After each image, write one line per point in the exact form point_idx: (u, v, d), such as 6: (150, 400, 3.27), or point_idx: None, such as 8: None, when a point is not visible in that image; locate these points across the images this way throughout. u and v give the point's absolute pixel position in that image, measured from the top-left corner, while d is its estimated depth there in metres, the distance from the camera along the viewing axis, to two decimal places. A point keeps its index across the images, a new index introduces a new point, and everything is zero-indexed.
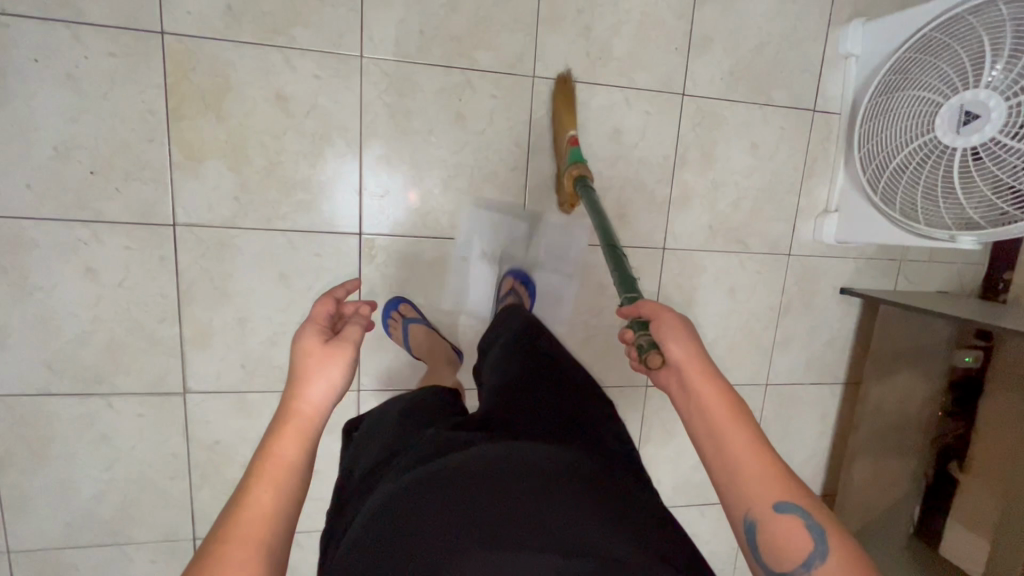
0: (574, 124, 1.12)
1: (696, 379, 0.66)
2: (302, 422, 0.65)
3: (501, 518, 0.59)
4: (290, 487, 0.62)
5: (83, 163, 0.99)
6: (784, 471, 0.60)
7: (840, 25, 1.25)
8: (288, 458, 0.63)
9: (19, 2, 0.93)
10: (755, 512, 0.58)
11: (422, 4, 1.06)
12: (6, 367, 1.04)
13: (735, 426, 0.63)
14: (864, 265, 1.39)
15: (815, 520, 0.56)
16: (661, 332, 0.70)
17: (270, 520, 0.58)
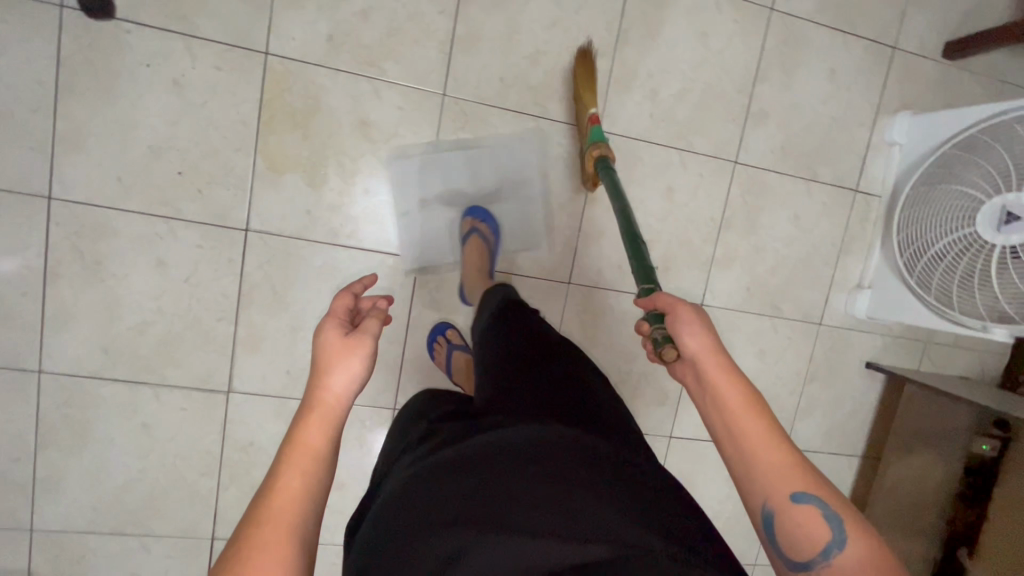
0: (594, 100, 1.10)
1: (714, 374, 0.69)
2: (325, 412, 0.62)
3: (521, 491, 0.59)
4: (317, 474, 0.59)
5: (173, 164, 1.05)
6: (800, 460, 0.63)
7: (887, 114, 1.33)
8: (315, 446, 0.60)
9: (142, 12, 1.00)
10: (773, 502, 0.60)
11: (506, 54, 1.14)
12: (65, 347, 1.07)
13: (753, 419, 0.65)
14: (890, 342, 1.44)
15: (830, 509, 0.58)
16: (678, 327, 0.72)
17: (300, 510, 0.56)
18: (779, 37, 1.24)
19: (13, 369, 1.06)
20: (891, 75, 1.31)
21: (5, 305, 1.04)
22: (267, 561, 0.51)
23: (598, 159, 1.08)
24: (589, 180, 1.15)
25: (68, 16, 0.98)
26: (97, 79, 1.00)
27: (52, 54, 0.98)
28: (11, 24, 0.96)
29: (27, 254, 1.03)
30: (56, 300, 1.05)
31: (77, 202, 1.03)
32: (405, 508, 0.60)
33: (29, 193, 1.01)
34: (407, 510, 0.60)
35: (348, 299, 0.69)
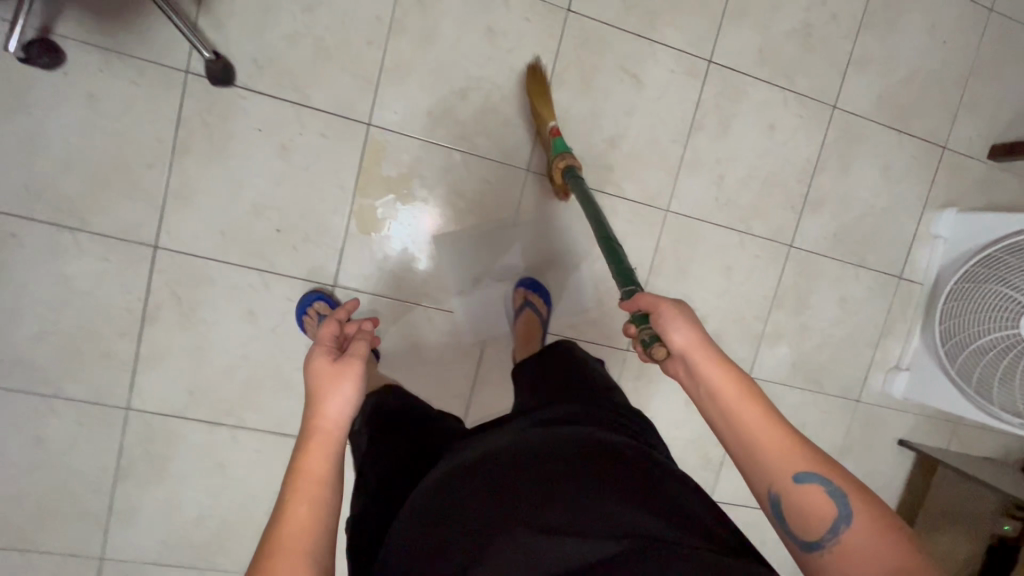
0: (551, 114, 1.10)
1: (704, 365, 0.69)
2: (324, 439, 0.63)
3: (541, 495, 0.59)
4: (323, 498, 0.59)
5: (271, 221, 1.11)
6: (801, 440, 0.64)
7: (934, 208, 1.40)
8: (316, 471, 0.60)
9: (260, 80, 1.06)
10: (778, 488, 0.61)
11: (589, 136, 1.21)
12: (153, 386, 1.12)
13: (749, 406, 0.66)
14: (922, 422, 1.49)
15: (833, 485, 0.59)
16: (663, 324, 0.73)
17: (312, 536, 0.56)
18: (839, 133, 1.32)
19: (103, 404, 1.12)
20: (939, 173, 1.38)
21: (103, 344, 1.10)
22: None
23: (564, 170, 1.08)
24: (559, 189, 1.16)
25: (192, 81, 1.04)
26: (211, 140, 1.07)
27: (173, 115, 1.05)
28: (139, 86, 1.03)
29: (129, 298, 1.09)
30: (151, 342, 1.11)
31: (180, 252, 1.09)
32: (434, 507, 0.61)
33: (138, 241, 1.07)
34: (436, 511, 0.61)
35: (334, 326, 0.74)
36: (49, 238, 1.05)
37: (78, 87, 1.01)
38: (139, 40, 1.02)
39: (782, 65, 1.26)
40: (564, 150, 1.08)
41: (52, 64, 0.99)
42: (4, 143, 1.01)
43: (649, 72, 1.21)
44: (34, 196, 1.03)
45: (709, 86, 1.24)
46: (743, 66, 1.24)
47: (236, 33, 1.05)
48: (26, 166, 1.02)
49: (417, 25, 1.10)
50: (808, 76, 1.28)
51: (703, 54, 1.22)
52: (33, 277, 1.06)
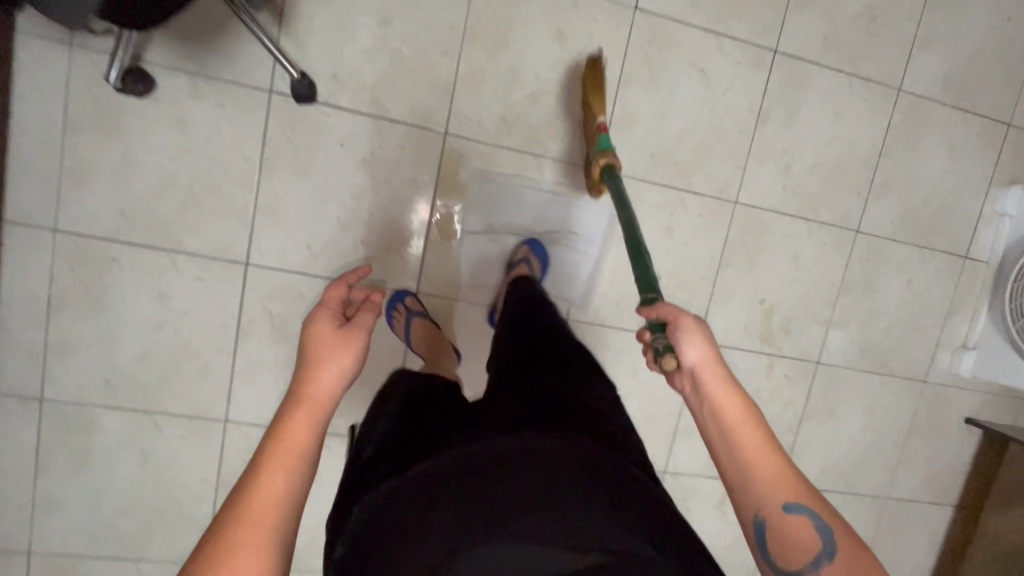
0: (604, 111, 1.09)
1: (710, 383, 0.69)
2: (312, 407, 0.62)
3: (511, 503, 0.57)
4: (300, 473, 0.58)
5: (356, 233, 1.14)
6: (794, 470, 0.64)
7: (999, 186, 1.39)
8: (298, 441, 0.59)
9: (341, 96, 1.09)
10: (764, 513, 0.62)
11: (658, 133, 1.22)
12: (249, 398, 1.16)
13: (751, 431, 0.66)
14: (989, 399, 1.50)
15: (821, 520, 0.60)
16: (680, 337, 0.70)
17: (278, 508, 0.55)
18: (904, 115, 1.31)
19: (202, 418, 1.15)
20: (1004, 150, 1.37)
21: (201, 360, 1.13)
22: (245, 560, 0.51)
23: (604, 167, 1.06)
24: (594, 188, 1.14)
25: (277, 100, 1.07)
26: (296, 157, 1.09)
27: (259, 134, 1.07)
28: (227, 107, 1.05)
29: (224, 314, 1.12)
30: (245, 356, 1.14)
31: (271, 268, 1.12)
32: (398, 512, 0.59)
33: (230, 259, 1.10)
34: (404, 508, 0.59)
35: (343, 289, 0.73)
36: (146, 260, 1.08)
37: (170, 113, 1.04)
38: (223, 62, 1.04)
39: (847, 51, 1.26)
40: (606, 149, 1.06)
41: (145, 91, 1.01)
42: (102, 170, 1.04)
43: (716, 65, 1.21)
44: (130, 221, 1.06)
45: (776, 76, 1.24)
46: (809, 54, 1.24)
47: (317, 50, 1.06)
48: (124, 191, 1.05)
49: (490, 32, 1.12)
50: (872, 61, 1.28)
51: (769, 44, 1.22)
52: (133, 299, 1.09)
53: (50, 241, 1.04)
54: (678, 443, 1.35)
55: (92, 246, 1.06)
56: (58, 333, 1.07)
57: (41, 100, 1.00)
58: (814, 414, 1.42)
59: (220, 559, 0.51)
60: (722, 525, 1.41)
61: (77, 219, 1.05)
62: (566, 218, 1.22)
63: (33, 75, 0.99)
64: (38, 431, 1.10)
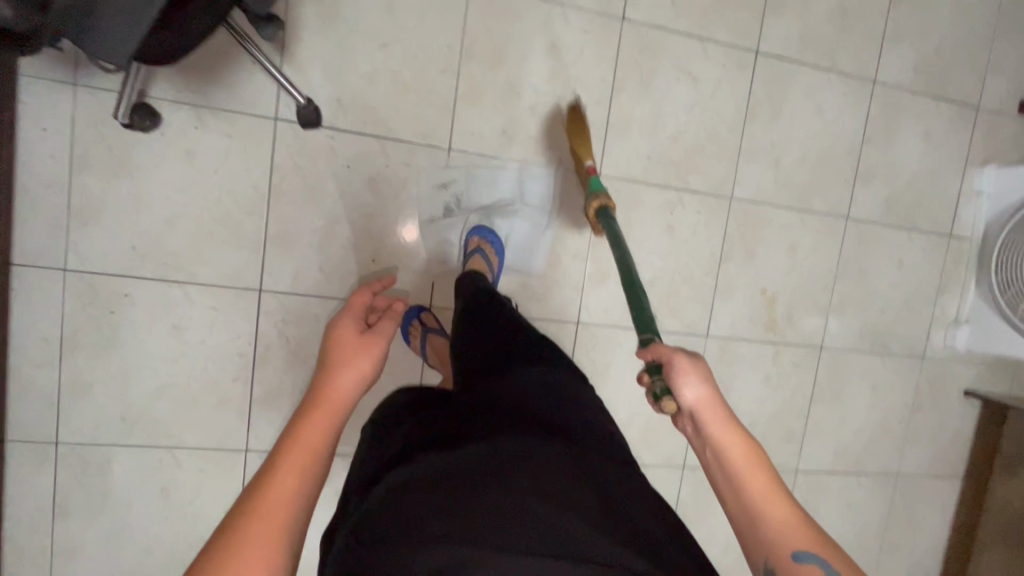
0: (590, 154, 1.10)
1: (713, 423, 0.67)
2: (331, 409, 0.63)
3: (503, 520, 0.56)
4: (313, 473, 0.58)
5: (368, 252, 1.16)
6: (805, 518, 0.62)
7: (974, 166, 1.47)
8: (317, 440, 0.60)
9: (345, 119, 1.11)
10: (774, 561, 0.59)
11: (653, 137, 1.26)
12: (268, 425, 1.15)
13: (755, 472, 0.65)
14: (984, 370, 1.55)
15: (833, 568, 0.57)
16: (676, 376, 0.69)
17: (288, 508, 0.55)
18: (880, 105, 1.38)
19: (222, 449, 1.14)
20: (976, 132, 1.45)
21: (218, 390, 1.12)
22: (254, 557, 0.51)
23: (599, 209, 1.04)
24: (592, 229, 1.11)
25: (283, 127, 1.08)
26: (304, 182, 1.11)
27: (267, 162, 1.09)
28: (233, 137, 1.07)
29: (240, 343, 1.12)
30: (263, 383, 1.14)
31: (286, 293, 1.13)
32: (389, 523, 0.56)
33: (244, 287, 1.11)
34: (394, 523, 0.55)
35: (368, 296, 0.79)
36: (159, 294, 1.08)
37: (176, 146, 1.05)
38: (228, 93, 1.05)
39: (823, 48, 1.33)
40: (598, 191, 1.06)
41: (152, 126, 1.02)
42: (110, 206, 1.04)
43: (703, 69, 1.27)
44: (141, 256, 1.06)
45: (760, 75, 1.30)
46: (788, 54, 1.31)
47: (320, 77, 1.09)
48: (134, 226, 1.05)
49: (485, 50, 1.16)
50: (848, 56, 1.34)
51: (751, 45, 1.28)
52: (147, 334, 1.08)
53: (60, 282, 1.04)
54: None
55: (104, 284, 1.05)
56: (71, 374, 1.06)
57: (46, 141, 1.00)
58: (822, 398, 1.45)
59: (234, 551, 0.51)
60: None
61: (87, 258, 1.04)
62: (563, 224, 1.24)
63: (37, 118, 0.99)
64: (54, 476, 1.07)
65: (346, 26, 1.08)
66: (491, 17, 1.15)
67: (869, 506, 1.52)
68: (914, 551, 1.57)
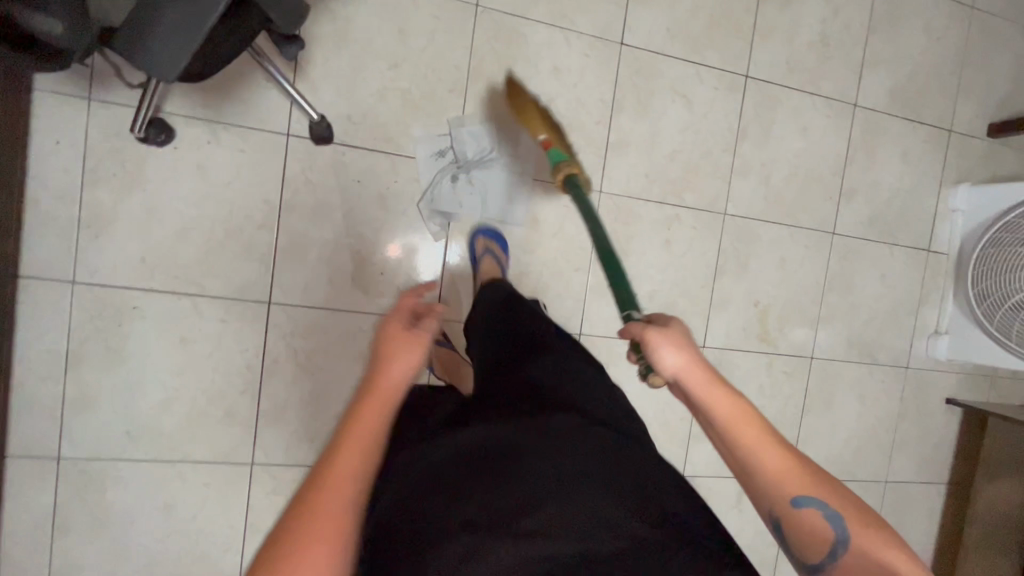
0: (542, 128, 1.06)
1: (700, 387, 0.68)
2: (381, 403, 0.60)
3: (519, 498, 0.59)
4: (366, 468, 0.56)
5: (376, 265, 1.18)
6: (799, 459, 0.66)
7: (948, 185, 1.55)
8: (369, 437, 0.57)
9: (355, 135, 1.14)
10: (779, 511, 0.63)
11: (651, 155, 1.32)
12: (275, 438, 1.15)
13: (749, 428, 0.66)
14: (964, 379, 1.62)
15: (830, 507, 0.62)
16: (658, 347, 0.69)
17: (349, 501, 0.54)
18: (861, 127, 1.46)
19: (228, 463, 1.13)
20: (949, 153, 1.54)
21: (225, 403, 1.12)
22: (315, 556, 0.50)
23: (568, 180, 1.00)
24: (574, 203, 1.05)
25: (294, 142, 1.11)
26: (315, 197, 1.13)
27: (278, 177, 1.11)
28: (245, 152, 1.09)
29: (248, 355, 1.12)
30: (270, 396, 1.14)
31: (294, 305, 1.14)
32: (414, 510, 0.58)
33: (253, 299, 1.12)
34: (422, 507, 0.58)
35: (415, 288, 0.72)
36: (167, 306, 1.08)
37: (189, 160, 1.06)
38: (242, 108, 1.08)
39: (808, 74, 1.41)
40: (561, 161, 1.00)
41: (166, 140, 1.04)
42: (121, 219, 1.04)
43: (696, 91, 1.33)
44: (150, 268, 1.07)
45: (749, 98, 1.37)
46: (775, 79, 1.38)
47: (331, 95, 1.12)
48: (143, 239, 1.06)
49: (492, 72, 1.20)
50: (830, 81, 1.43)
51: (741, 70, 1.35)
52: (154, 347, 1.08)
53: (67, 293, 1.03)
54: (693, 446, 1.41)
55: (113, 296, 1.05)
56: (76, 386, 1.05)
57: (59, 154, 1.01)
58: (813, 407, 1.50)
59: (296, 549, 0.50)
60: (741, 523, 1.46)
61: (96, 270, 1.04)
62: (566, 238, 1.28)
63: (52, 131, 1.00)
64: (55, 492, 1.05)
65: (357, 46, 1.12)
66: (497, 39, 1.20)
67: None
68: None
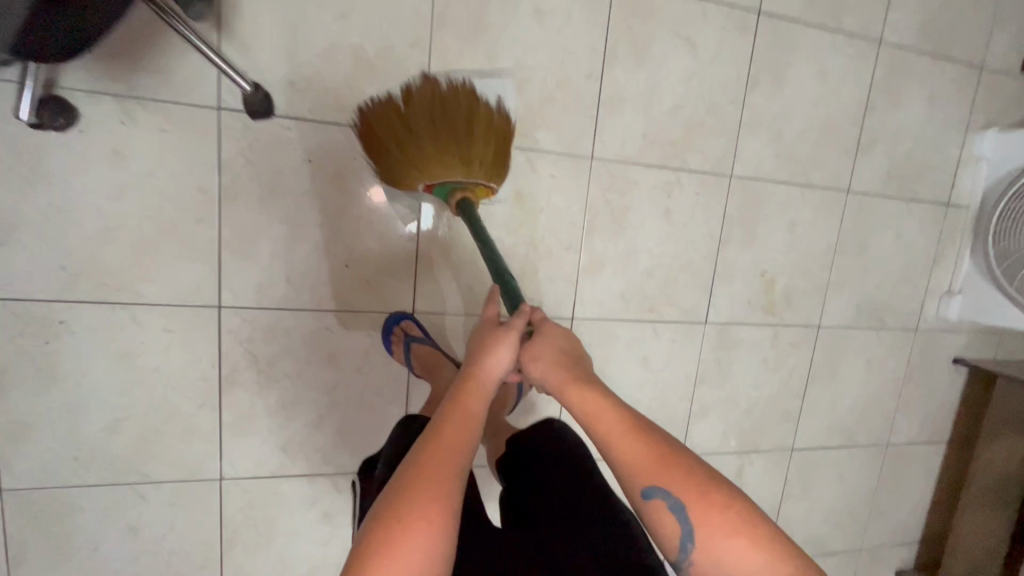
0: (414, 174, 0.95)
1: (560, 385, 0.73)
2: (482, 382, 0.74)
3: None
4: (468, 433, 0.70)
5: (339, 257, 1.04)
6: (656, 450, 0.66)
7: (975, 129, 1.40)
8: (471, 411, 0.72)
9: (302, 105, 0.96)
10: (635, 504, 0.66)
11: (649, 112, 1.15)
12: (243, 452, 1.06)
13: (606, 419, 0.69)
14: (974, 337, 1.55)
15: (674, 499, 0.63)
16: (522, 351, 0.77)
17: (450, 478, 0.65)
18: (885, 68, 1.29)
19: (194, 480, 1.04)
20: (979, 94, 1.38)
21: (184, 419, 1.01)
22: (428, 500, 0.62)
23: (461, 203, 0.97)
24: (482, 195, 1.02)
25: (228, 118, 0.93)
26: (260, 182, 0.97)
27: (214, 161, 0.94)
28: (170, 133, 0.91)
29: (202, 366, 1.00)
30: (233, 408, 1.03)
31: (249, 307, 1.00)
32: None
33: (200, 304, 0.98)
34: None
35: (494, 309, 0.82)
36: (101, 318, 0.94)
37: (101, 146, 0.89)
38: (157, 79, 0.89)
39: (829, 6, 1.21)
40: (449, 194, 0.97)
41: (66, 125, 0.86)
42: (28, 221, 0.88)
43: (702, 33, 1.14)
44: (74, 276, 0.92)
45: (762, 39, 1.18)
46: (792, 14, 1.19)
47: (267, 57, 0.93)
48: (59, 243, 0.90)
49: (461, 19, 1.00)
50: (854, 14, 1.23)
51: (753, 5, 1.16)
52: (92, 364, 0.95)
53: None
54: (693, 425, 1.36)
55: (33, 310, 0.91)
56: (8, 413, 0.93)
57: None
58: (817, 377, 1.43)
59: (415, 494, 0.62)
60: None
61: (9, 282, 0.89)
62: (553, 214, 1.14)
63: None
64: (4, 525, 0.96)
65: None
66: None
67: (861, 476, 1.54)
68: (900, 515, 1.61)
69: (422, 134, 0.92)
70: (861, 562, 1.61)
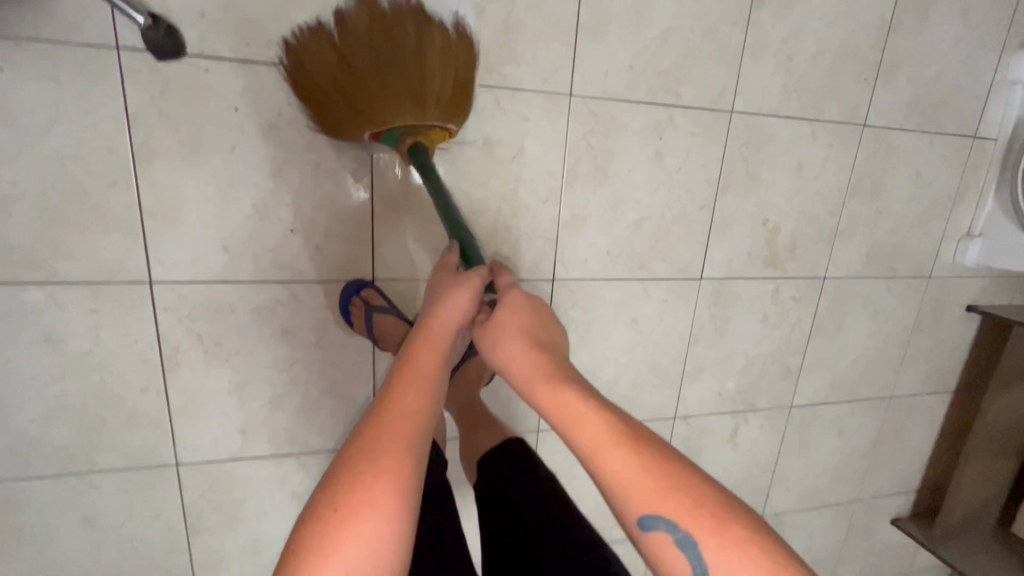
0: (354, 121, 0.82)
1: (537, 387, 0.64)
2: (436, 335, 0.67)
3: None
4: (428, 392, 0.62)
5: (283, 221, 0.91)
6: (653, 470, 0.56)
7: (1013, 48, 1.23)
8: (425, 365, 0.64)
9: (219, 41, 0.80)
10: (632, 535, 0.57)
11: (637, 38, 0.98)
12: (197, 435, 0.98)
13: (591, 430, 0.59)
14: (991, 283, 1.43)
15: (680, 531, 0.54)
16: (494, 344, 0.68)
17: (407, 450, 0.57)
18: None
19: (146, 467, 0.97)
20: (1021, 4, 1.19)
21: (126, 405, 0.93)
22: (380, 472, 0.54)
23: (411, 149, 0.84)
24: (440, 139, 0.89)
25: (131, 59, 0.78)
26: (179, 137, 0.83)
27: (120, 113, 0.80)
28: (60, 79, 0.76)
29: (139, 348, 0.90)
30: (180, 391, 0.95)
31: (184, 281, 0.89)
32: None
33: (127, 281, 0.87)
34: None
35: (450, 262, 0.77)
36: (14, 300, 0.83)
37: None
38: (35, 11, 0.73)
39: None
40: (397, 139, 0.85)
41: None
42: None
43: None
44: None
45: None
46: None
47: None
48: None
49: None
50: None
51: None
52: (12, 350, 0.85)
53: None
54: (686, 386, 1.27)
55: None
56: None
57: None
58: (820, 331, 1.33)
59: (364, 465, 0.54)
60: (733, 453, 1.39)
61: None
62: (527, 162, 1.00)
63: None
64: None
65: None
66: None
67: (861, 430, 1.48)
68: (899, 466, 1.56)
69: (364, 66, 0.77)
70: (857, 513, 1.59)
